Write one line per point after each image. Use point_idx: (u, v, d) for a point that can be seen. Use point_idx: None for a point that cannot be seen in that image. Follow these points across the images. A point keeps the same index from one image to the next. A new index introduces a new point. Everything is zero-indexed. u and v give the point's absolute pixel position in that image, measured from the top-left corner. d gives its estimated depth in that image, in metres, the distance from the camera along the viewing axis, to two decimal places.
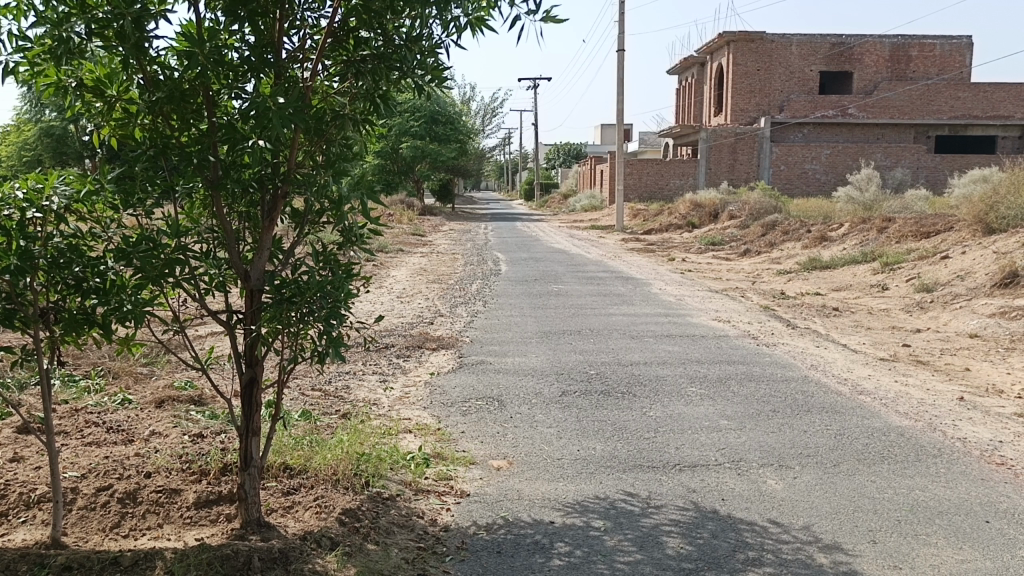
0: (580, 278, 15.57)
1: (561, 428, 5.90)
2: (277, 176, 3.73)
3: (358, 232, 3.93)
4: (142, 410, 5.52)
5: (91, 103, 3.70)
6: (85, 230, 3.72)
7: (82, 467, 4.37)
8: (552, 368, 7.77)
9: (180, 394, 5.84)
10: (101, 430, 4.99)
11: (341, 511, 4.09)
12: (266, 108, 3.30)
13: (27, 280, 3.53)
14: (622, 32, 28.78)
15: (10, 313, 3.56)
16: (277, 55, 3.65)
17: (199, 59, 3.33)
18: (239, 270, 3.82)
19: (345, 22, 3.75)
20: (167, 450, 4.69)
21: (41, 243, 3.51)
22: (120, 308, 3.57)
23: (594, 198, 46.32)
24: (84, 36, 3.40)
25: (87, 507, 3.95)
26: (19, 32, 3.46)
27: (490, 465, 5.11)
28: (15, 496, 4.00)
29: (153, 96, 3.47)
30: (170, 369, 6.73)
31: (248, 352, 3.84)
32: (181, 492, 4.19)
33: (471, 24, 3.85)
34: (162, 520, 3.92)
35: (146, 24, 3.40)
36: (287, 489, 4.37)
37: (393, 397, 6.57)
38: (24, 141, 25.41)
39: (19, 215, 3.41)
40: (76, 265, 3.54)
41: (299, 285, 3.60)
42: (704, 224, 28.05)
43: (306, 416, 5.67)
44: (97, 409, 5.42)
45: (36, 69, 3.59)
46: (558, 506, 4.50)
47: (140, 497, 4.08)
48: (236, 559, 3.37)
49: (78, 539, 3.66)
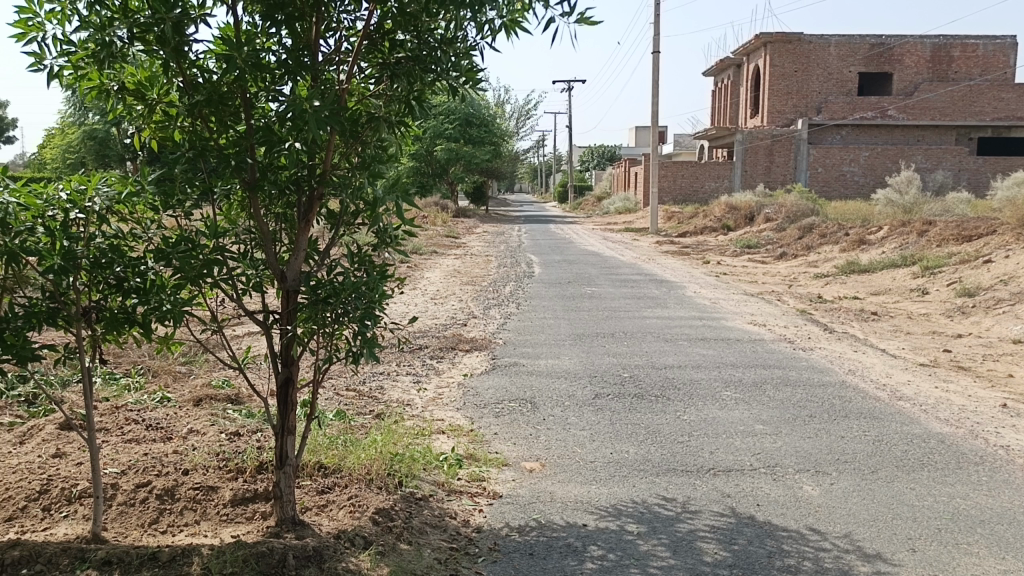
0: (613, 281, 15.52)
1: (594, 430, 5.88)
2: (313, 177, 3.77)
3: (393, 234, 3.95)
4: (180, 407, 5.62)
5: (132, 106, 3.76)
6: (128, 230, 3.78)
7: (122, 463, 4.46)
8: (586, 371, 7.74)
9: (218, 393, 5.93)
10: (141, 427, 5.08)
11: (374, 510, 4.12)
12: (303, 110, 3.36)
13: (70, 280, 3.59)
14: (657, 35, 28.63)
15: (53, 311, 3.64)
16: (313, 57, 3.70)
17: (236, 63, 3.38)
18: (275, 270, 3.87)
19: (380, 23, 3.76)
20: (205, 447, 4.76)
21: (84, 243, 3.57)
22: (159, 308, 3.66)
23: (628, 200, 46.15)
24: (126, 40, 3.48)
25: (126, 503, 4.02)
26: (63, 37, 3.54)
27: (523, 467, 5.11)
28: (57, 491, 4.09)
29: (193, 99, 3.53)
30: (208, 368, 6.84)
31: (284, 352, 3.88)
32: (218, 490, 4.24)
33: (505, 26, 3.86)
34: (199, 517, 3.98)
35: (186, 28, 3.45)
36: (321, 488, 4.41)
37: (426, 398, 6.61)
38: (69, 144, 26.01)
39: (63, 216, 3.48)
40: (117, 265, 3.60)
41: (334, 286, 3.64)
42: (740, 227, 27.78)
43: (340, 416, 5.72)
44: (137, 406, 5.53)
45: (79, 73, 3.67)
46: (591, 509, 4.48)
47: (178, 493, 4.14)
48: (271, 556, 3.41)
49: (117, 535, 3.73)
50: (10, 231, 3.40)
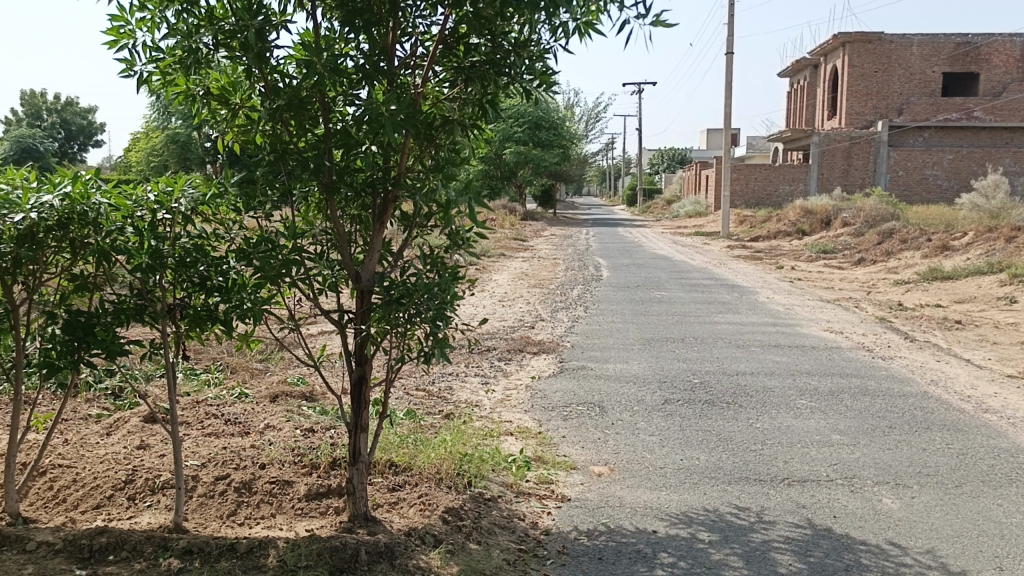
0: (683, 285, 15.32)
1: (664, 436, 5.81)
2: (387, 181, 3.83)
3: (465, 236, 3.99)
4: (257, 403, 5.78)
5: (216, 111, 3.88)
6: (211, 230, 3.91)
7: (202, 456, 4.61)
8: (655, 376, 7.66)
9: (293, 389, 6.08)
10: (220, 421, 5.25)
11: (444, 509, 4.16)
12: (379, 113, 3.42)
13: (157, 278, 3.74)
14: (731, 36, 28.18)
15: (140, 308, 3.78)
16: (389, 62, 3.75)
17: (316, 67, 3.44)
18: (350, 271, 3.96)
19: (455, 28, 3.79)
20: (281, 442, 4.89)
21: (170, 242, 3.72)
22: (240, 306, 3.72)
23: (698, 203, 45.53)
24: (211, 47, 3.61)
25: (206, 494, 4.16)
26: (152, 44, 3.69)
27: (591, 471, 5.09)
28: (141, 481, 4.25)
29: (274, 104, 3.63)
30: (284, 365, 7.01)
31: (358, 351, 3.96)
32: (293, 484, 4.35)
33: (578, 29, 3.86)
34: (274, 510, 4.09)
35: (267, 34, 3.56)
36: (392, 485, 4.47)
37: (495, 400, 6.64)
38: (154, 148, 27.04)
39: (151, 216, 3.64)
40: (201, 263, 3.73)
41: (406, 286, 3.69)
42: (814, 232, 27.10)
43: (410, 415, 5.79)
44: (217, 401, 5.71)
45: (167, 79, 3.81)
46: (661, 515, 4.44)
47: (255, 486, 4.26)
48: (344, 551, 3.47)
49: (198, 525, 3.85)
50: (101, 231, 3.55)
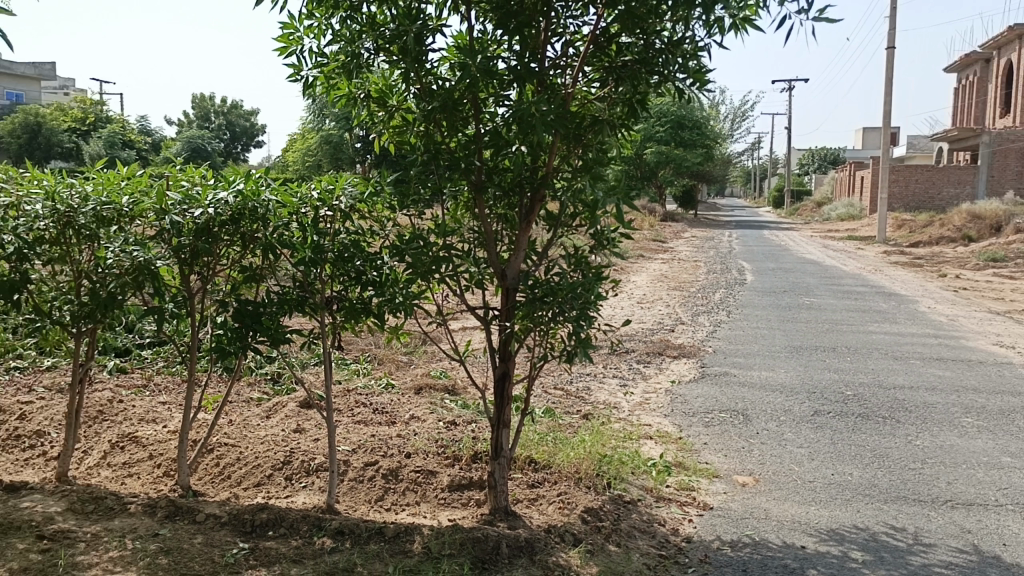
0: (833, 292, 14.62)
1: (812, 449, 5.58)
2: (535, 180, 3.87)
3: (611, 236, 3.98)
4: (403, 394, 6.00)
5: (374, 113, 4.03)
6: (367, 227, 4.09)
7: (352, 442, 4.83)
8: (803, 386, 7.36)
9: (436, 383, 6.26)
10: (368, 410, 5.48)
11: (584, 509, 4.17)
12: (530, 113, 3.45)
13: (317, 271, 3.95)
14: (892, 30, 26.63)
15: (301, 299, 4.00)
16: (540, 63, 3.80)
17: (470, 70, 3.54)
18: (497, 269, 4.02)
19: (607, 28, 3.78)
20: (425, 433, 5.04)
21: (330, 238, 3.93)
22: (392, 300, 4.00)
23: (850, 206, 43.31)
24: (372, 52, 3.78)
25: (356, 479, 4.35)
26: (318, 50, 3.91)
27: (735, 481, 4.96)
28: (298, 462, 4.50)
29: (428, 106, 3.75)
30: (427, 359, 7.24)
31: (503, 348, 4.02)
32: (436, 474, 4.48)
33: (735, 25, 3.76)
34: (419, 499, 4.23)
35: (424, 38, 3.68)
36: (531, 482, 4.53)
37: (634, 402, 6.58)
38: (309, 148, 28.53)
39: (313, 213, 3.88)
40: (357, 258, 3.95)
41: (551, 285, 3.72)
42: (982, 238, 25.19)
43: (549, 413, 5.84)
44: (366, 390, 5.97)
45: (331, 83, 4.03)
46: (810, 531, 4.26)
47: (401, 474, 4.42)
48: (486, 542, 3.55)
49: (348, 508, 4.04)
50: (269, 226, 3.83)
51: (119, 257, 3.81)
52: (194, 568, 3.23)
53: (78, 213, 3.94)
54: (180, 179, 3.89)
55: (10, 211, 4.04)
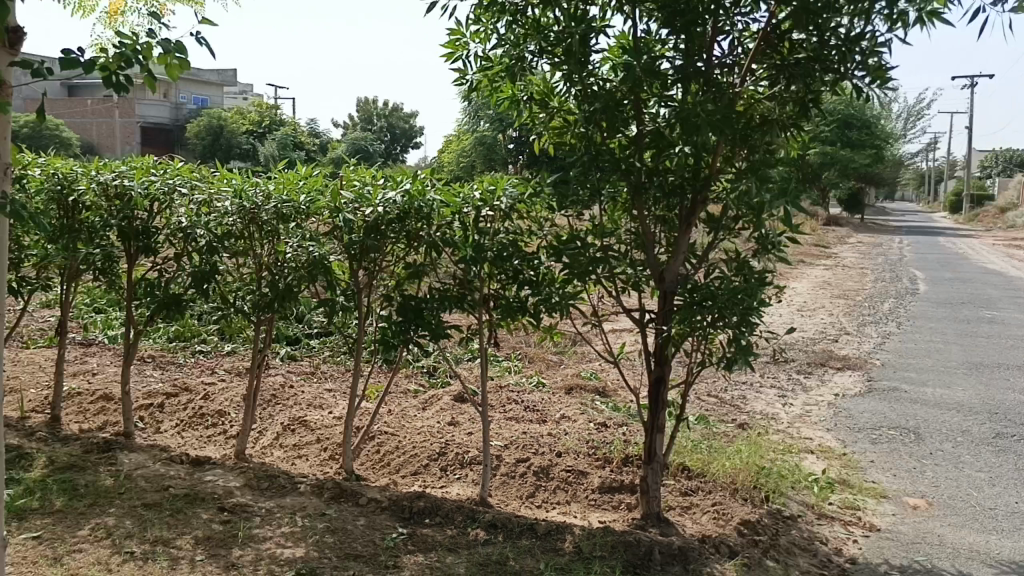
0: (1020, 306, 13.43)
1: (995, 474, 5.15)
2: (698, 182, 3.75)
3: (776, 240, 3.84)
4: (554, 393, 6.04)
5: (536, 114, 4.08)
6: (526, 227, 4.14)
7: (505, 438, 4.92)
8: (984, 406, 6.80)
9: (588, 384, 6.27)
10: (520, 407, 5.57)
11: (740, 521, 4.05)
12: (694, 112, 3.39)
13: (476, 270, 4.08)
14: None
15: (461, 296, 4.12)
16: (706, 61, 3.73)
17: (634, 71, 3.53)
18: (654, 271, 3.97)
19: (779, 24, 3.64)
20: (576, 433, 5.06)
21: (490, 237, 4.02)
22: (548, 300, 3.99)
23: None
24: (535, 55, 3.83)
25: (508, 474, 4.44)
26: (483, 54, 4.01)
27: (905, 503, 4.66)
28: (452, 454, 4.62)
29: (591, 107, 3.74)
30: (578, 359, 7.26)
31: (659, 352, 3.97)
32: (587, 475, 4.48)
33: (920, 19, 3.54)
34: (570, 498, 4.25)
35: (588, 39, 3.66)
36: (684, 489, 4.47)
37: (793, 414, 6.32)
38: (465, 150, 29.29)
39: (474, 213, 3.98)
40: (515, 258, 3.97)
41: (711, 290, 3.64)
42: None
43: (703, 421, 5.71)
44: (518, 388, 6.07)
45: (494, 86, 4.12)
46: (991, 562, 3.94)
47: (552, 473, 4.46)
48: (638, 547, 3.52)
49: (500, 502, 4.13)
50: (434, 225, 4.01)
51: (297, 252, 4.16)
52: (358, 548, 3.40)
53: (261, 209, 4.28)
54: (352, 179, 4.14)
55: (203, 208, 4.46)
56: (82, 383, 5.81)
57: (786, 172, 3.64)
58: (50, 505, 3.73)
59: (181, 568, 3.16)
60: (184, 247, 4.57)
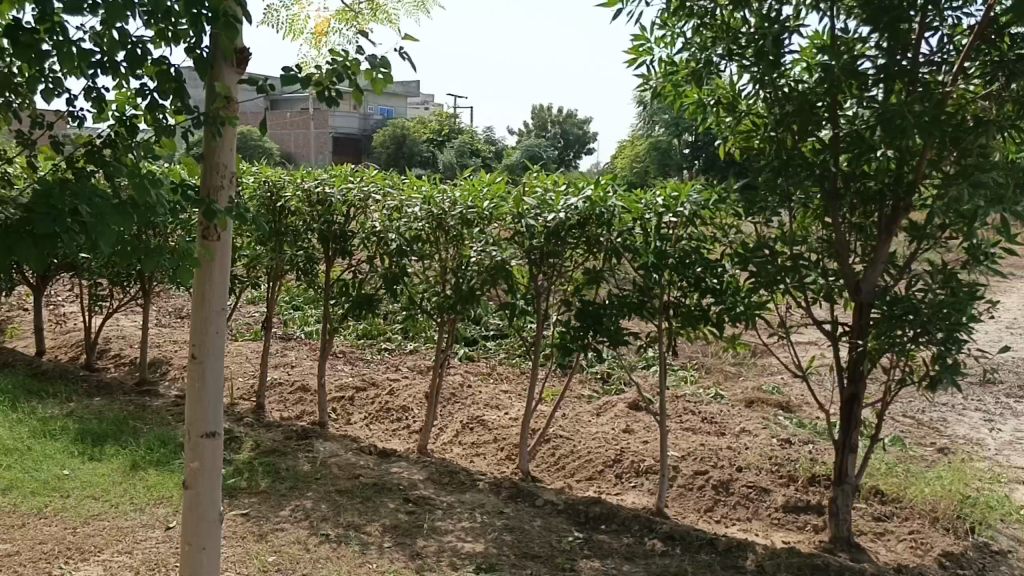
0: None
1: None
2: (900, 188, 3.56)
3: (990, 250, 3.53)
4: (734, 406, 5.86)
5: (722, 119, 4.00)
6: (710, 233, 4.04)
7: (683, 449, 4.83)
8: None
9: (770, 397, 6.02)
10: (698, 418, 5.46)
11: (941, 553, 3.77)
12: (899, 113, 3.17)
13: (657, 276, 4.00)
14: None
15: (641, 303, 4.05)
16: (911, 60, 3.49)
17: (832, 73, 3.36)
18: (849, 282, 3.76)
19: (998, 17, 3.40)
20: (758, 449, 4.87)
21: (673, 244, 3.96)
22: (733, 309, 3.92)
23: None
24: (723, 58, 3.67)
25: (686, 486, 4.37)
26: (668, 58, 3.95)
27: None
28: (629, 462, 4.58)
29: (784, 110, 3.59)
30: (759, 371, 6.99)
31: (852, 367, 3.76)
32: (771, 493, 4.32)
33: None
34: (751, 515, 4.12)
35: (782, 40, 3.52)
36: (877, 514, 4.25)
37: (1003, 441, 5.76)
38: None
39: (657, 219, 3.93)
40: (698, 265, 3.88)
41: (914, 303, 3.40)
42: None
43: (897, 443, 5.34)
44: (695, 399, 5.95)
45: (679, 91, 4.00)
46: None
47: (733, 487, 4.33)
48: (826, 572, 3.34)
49: (678, 513, 4.09)
50: (614, 231, 4.04)
51: (482, 256, 4.28)
52: (535, 548, 3.45)
53: (447, 215, 4.45)
54: (535, 186, 4.21)
55: (395, 213, 4.72)
56: (283, 375, 6.29)
57: (1007, 175, 3.35)
58: (256, 485, 4.07)
59: (371, 553, 3.34)
60: (377, 250, 4.85)
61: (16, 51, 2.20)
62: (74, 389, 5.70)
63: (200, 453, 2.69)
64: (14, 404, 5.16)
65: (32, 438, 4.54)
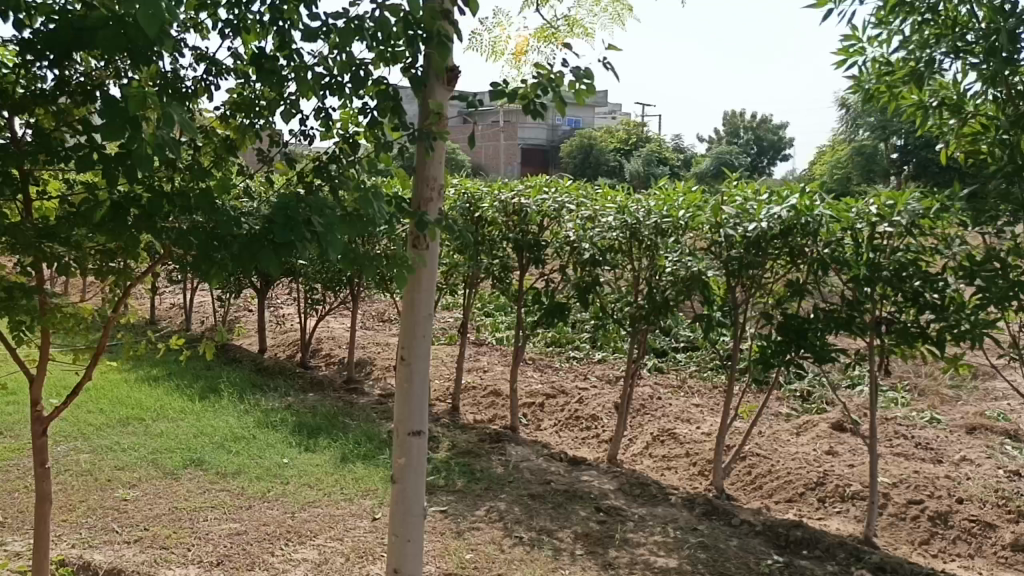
0: None
1: None
2: None
3: None
4: (952, 432, 5.39)
5: (945, 122, 3.71)
6: (930, 245, 3.74)
7: (894, 475, 4.51)
8: None
9: (995, 424, 5.48)
10: (910, 443, 5.07)
11: None
12: None
13: (869, 290, 3.78)
14: None
15: (849, 318, 3.83)
16: None
17: None
18: None
19: None
20: (981, 480, 4.43)
21: (887, 256, 3.70)
22: (955, 326, 3.55)
23: None
24: (946, 58, 3.41)
25: (897, 516, 4.07)
26: (883, 57, 3.72)
27: None
28: (832, 486, 4.33)
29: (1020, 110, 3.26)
30: (981, 394, 6.39)
31: None
32: (997, 529, 3.93)
33: None
34: (974, 552, 3.78)
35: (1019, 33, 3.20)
36: None
37: None
38: None
39: (870, 229, 3.72)
40: (916, 279, 3.60)
41: None
42: None
43: None
44: (907, 422, 5.53)
45: (895, 93, 3.72)
46: None
47: (952, 521, 3.98)
48: None
49: (887, 544, 3.82)
50: (821, 242, 3.83)
51: (677, 267, 4.19)
52: (731, 569, 3.35)
53: (642, 224, 4.43)
54: (735, 195, 4.09)
55: (589, 223, 4.77)
56: (476, 379, 6.52)
57: None
58: (453, 484, 4.24)
59: (564, 559, 3.38)
60: (570, 258, 4.90)
61: (260, 77, 2.44)
62: (291, 385, 6.21)
63: (407, 449, 2.84)
64: (241, 396, 5.69)
65: (257, 427, 4.99)
